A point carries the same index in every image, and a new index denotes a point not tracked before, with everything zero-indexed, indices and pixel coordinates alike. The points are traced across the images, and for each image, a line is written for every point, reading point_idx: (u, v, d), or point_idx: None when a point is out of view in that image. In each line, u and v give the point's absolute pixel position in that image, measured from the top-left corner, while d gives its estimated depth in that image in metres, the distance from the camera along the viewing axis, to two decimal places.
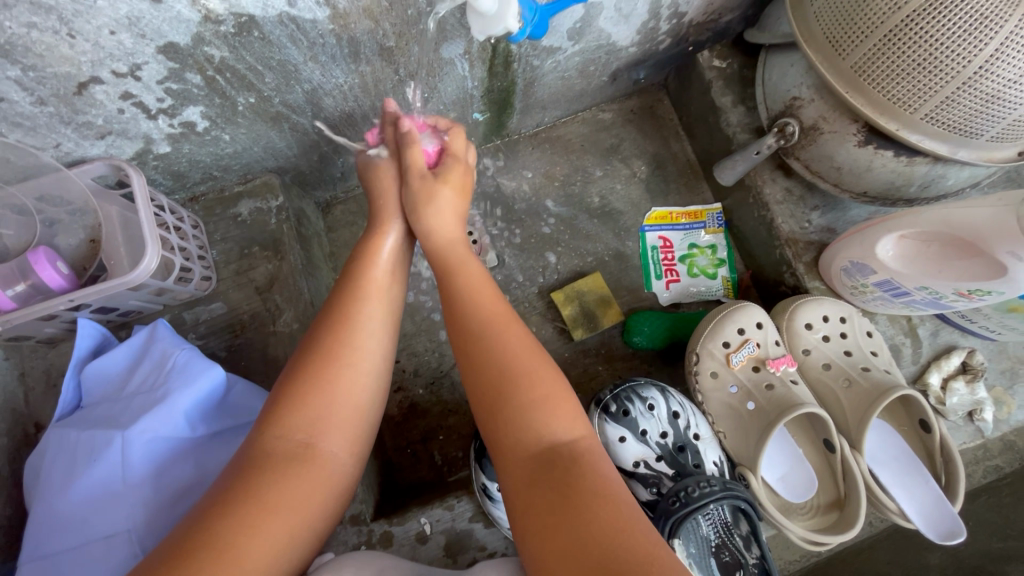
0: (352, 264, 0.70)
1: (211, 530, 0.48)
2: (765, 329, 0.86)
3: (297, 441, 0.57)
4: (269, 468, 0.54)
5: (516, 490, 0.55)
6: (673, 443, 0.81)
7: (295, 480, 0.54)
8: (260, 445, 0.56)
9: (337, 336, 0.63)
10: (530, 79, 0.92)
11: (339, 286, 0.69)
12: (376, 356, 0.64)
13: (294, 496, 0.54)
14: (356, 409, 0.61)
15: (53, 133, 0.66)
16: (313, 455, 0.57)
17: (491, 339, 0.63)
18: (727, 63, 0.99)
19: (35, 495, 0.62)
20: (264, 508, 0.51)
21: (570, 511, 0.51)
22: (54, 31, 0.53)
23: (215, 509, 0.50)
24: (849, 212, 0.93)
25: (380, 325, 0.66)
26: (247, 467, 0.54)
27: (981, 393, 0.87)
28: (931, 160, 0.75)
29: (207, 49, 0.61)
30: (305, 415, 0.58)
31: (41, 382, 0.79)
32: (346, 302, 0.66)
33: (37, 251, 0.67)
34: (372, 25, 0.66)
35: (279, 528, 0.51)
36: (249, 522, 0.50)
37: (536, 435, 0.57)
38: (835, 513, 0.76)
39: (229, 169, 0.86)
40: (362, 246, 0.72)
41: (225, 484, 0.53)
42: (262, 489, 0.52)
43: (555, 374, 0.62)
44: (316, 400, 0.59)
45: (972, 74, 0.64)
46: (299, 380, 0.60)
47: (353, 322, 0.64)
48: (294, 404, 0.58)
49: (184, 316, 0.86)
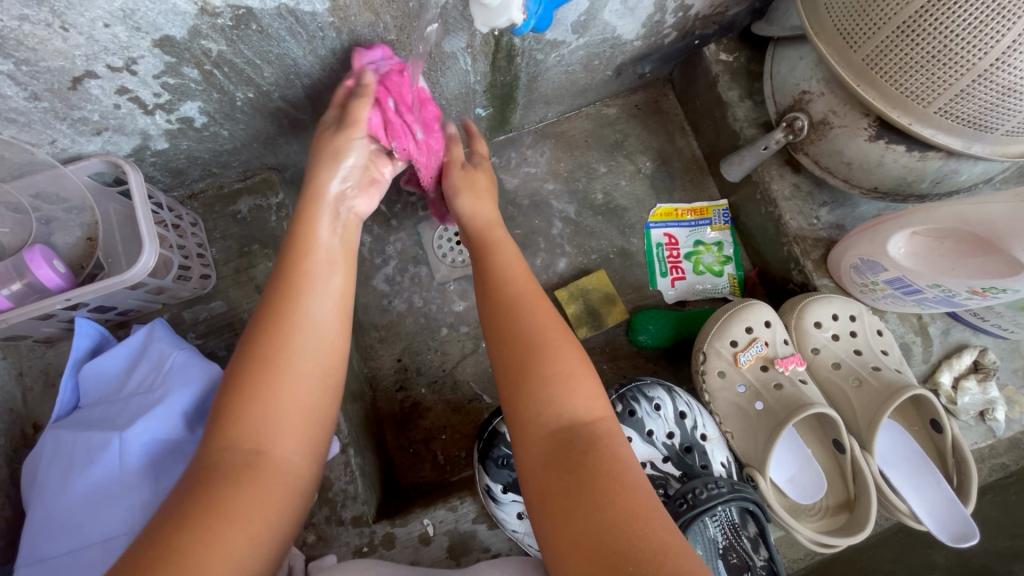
0: (283, 261, 0.66)
1: (163, 544, 0.46)
2: (773, 328, 0.84)
3: (246, 448, 0.54)
4: (217, 479, 0.51)
5: (533, 462, 0.55)
6: (680, 444, 0.81)
7: (246, 489, 0.52)
8: (205, 459, 0.53)
9: (272, 340, 0.59)
10: (533, 74, 0.90)
11: (271, 284, 0.64)
12: (318, 355, 0.61)
13: (250, 501, 0.52)
14: (304, 410, 0.59)
15: (48, 129, 0.64)
16: (264, 460, 0.54)
17: (519, 313, 0.63)
18: (734, 57, 0.97)
19: (32, 497, 0.61)
20: (221, 517, 0.49)
21: (587, 493, 0.50)
22: (47, 24, 0.52)
23: (167, 525, 0.48)
24: (859, 208, 0.91)
25: (319, 323, 0.63)
26: (195, 480, 0.51)
27: (994, 392, 0.85)
28: (944, 155, 0.74)
29: (204, 42, 0.60)
30: (249, 425, 0.55)
31: (40, 382, 0.78)
32: (276, 303, 0.62)
33: (33, 249, 0.66)
34: (372, 18, 0.65)
35: (238, 536, 0.49)
36: (207, 532, 0.48)
37: (556, 412, 0.56)
38: (845, 515, 0.75)
39: (228, 166, 0.84)
40: (292, 241, 0.67)
41: (177, 495, 0.51)
42: (216, 499, 0.50)
43: (581, 352, 0.61)
44: (256, 404, 0.56)
45: (988, 66, 0.62)
46: (241, 386, 0.56)
47: (287, 327, 0.60)
48: (235, 414, 0.55)
49: (183, 315, 0.85)
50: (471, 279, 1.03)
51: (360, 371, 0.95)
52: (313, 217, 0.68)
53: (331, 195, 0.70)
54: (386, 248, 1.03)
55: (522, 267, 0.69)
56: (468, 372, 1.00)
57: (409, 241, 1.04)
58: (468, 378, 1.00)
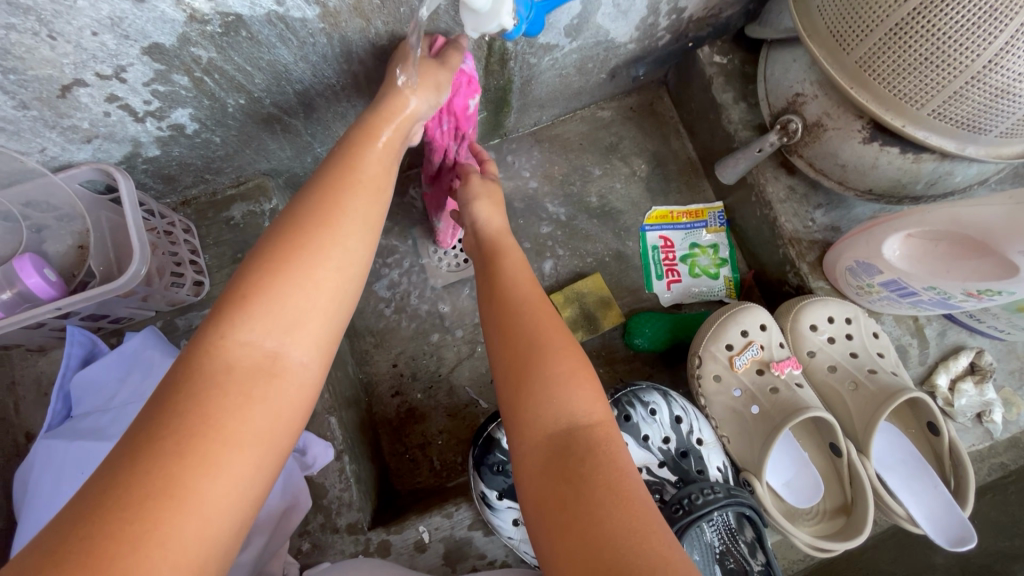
0: (337, 153, 0.58)
1: (161, 458, 0.40)
2: (769, 331, 0.84)
3: (265, 350, 0.47)
4: (229, 380, 0.44)
5: (531, 473, 0.54)
6: (676, 448, 0.80)
7: (259, 398, 0.45)
8: (220, 350, 0.46)
9: (315, 234, 0.52)
10: (527, 77, 0.90)
11: (320, 173, 0.57)
12: (360, 263, 0.54)
13: (260, 418, 0.45)
14: (332, 322, 0.51)
15: (38, 137, 0.64)
16: (281, 368, 0.47)
17: (518, 320, 0.62)
18: (728, 59, 0.97)
19: (23, 508, 0.61)
20: (224, 431, 0.42)
21: (583, 504, 0.49)
22: (34, 32, 0.52)
23: (161, 421, 0.41)
24: (854, 210, 0.91)
25: (366, 227, 0.55)
26: (202, 374, 0.44)
27: (990, 394, 0.85)
28: (938, 157, 0.73)
29: (193, 49, 0.59)
30: (273, 320, 0.48)
31: (32, 391, 0.77)
32: (331, 194, 0.54)
33: (23, 258, 0.65)
34: (363, 24, 0.64)
35: (239, 457, 0.43)
36: (208, 449, 0.41)
37: (555, 418, 0.55)
38: (841, 518, 0.74)
39: (220, 172, 0.84)
40: (351, 136, 0.60)
41: (177, 389, 0.43)
42: (224, 403, 0.43)
43: (582, 358, 0.60)
44: (285, 302, 0.48)
45: (981, 68, 0.62)
46: (264, 276, 0.49)
47: (327, 221, 0.53)
48: (254, 304, 0.47)
49: (177, 322, 0.84)
50: (467, 283, 1.02)
51: (355, 377, 0.94)
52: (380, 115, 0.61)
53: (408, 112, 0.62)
54: (381, 252, 1.02)
55: (527, 275, 0.68)
56: (463, 377, 1.00)
57: (404, 245, 1.03)
58: (464, 382, 0.99)
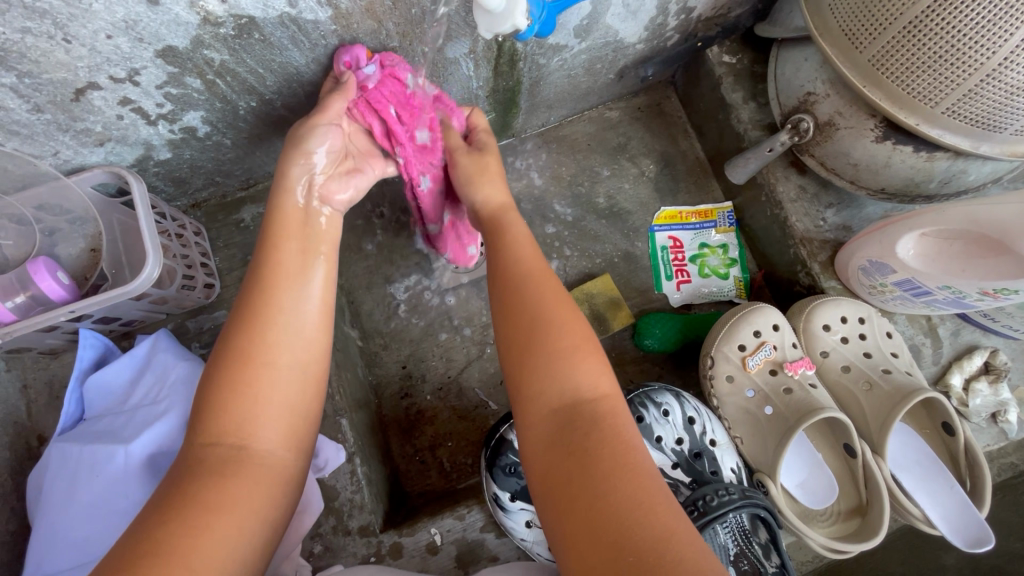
0: (258, 255, 0.62)
1: (154, 542, 0.45)
2: (782, 331, 0.84)
3: (230, 443, 0.52)
4: (201, 474, 0.50)
5: (539, 448, 0.55)
6: (689, 449, 0.80)
7: (232, 483, 0.51)
8: (190, 454, 0.52)
9: (251, 332, 0.57)
10: (536, 78, 0.90)
11: (248, 276, 0.61)
12: (299, 348, 0.59)
13: (240, 496, 0.50)
14: (288, 399, 0.57)
15: (51, 140, 0.64)
16: (249, 453, 0.53)
17: (521, 294, 0.62)
18: (737, 58, 0.97)
19: (37, 512, 0.61)
20: (211, 511, 0.48)
21: (588, 479, 0.49)
22: (49, 36, 0.52)
23: (150, 521, 0.47)
24: (866, 209, 0.91)
25: (300, 315, 0.60)
26: (179, 478, 0.50)
27: (1006, 394, 0.84)
28: (952, 155, 0.73)
29: (206, 52, 0.59)
30: (229, 418, 0.53)
31: (44, 394, 0.77)
32: (259, 294, 0.59)
33: (37, 261, 0.66)
34: (375, 25, 0.64)
35: (225, 529, 0.48)
36: (194, 526, 0.47)
37: (560, 390, 0.56)
38: (857, 520, 0.74)
39: (231, 175, 0.84)
40: (268, 228, 0.63)
41: (159, 497, 0.49)
42: (203, 493, 0.49)
43: (588, 332, 0.60)
44: (238, 396, 0.54)
45: (997, 65, 0.61)
46: (217, 383, 0.54)
47: (263, 320, 0.58)
48: (214, 407, 0.53)
49: (188, 325, 0.84)
50: (476, 285, 1.02)
51: (364, 379, 0.94)
52: (283, 201, 0.63)
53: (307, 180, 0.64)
54: (390, 254, 1.02)
55: (530, 249, 0.68)
56: (473, 378, 0.99)
57: (413, 247, 1.03)
58: (473, 384, 0.99)
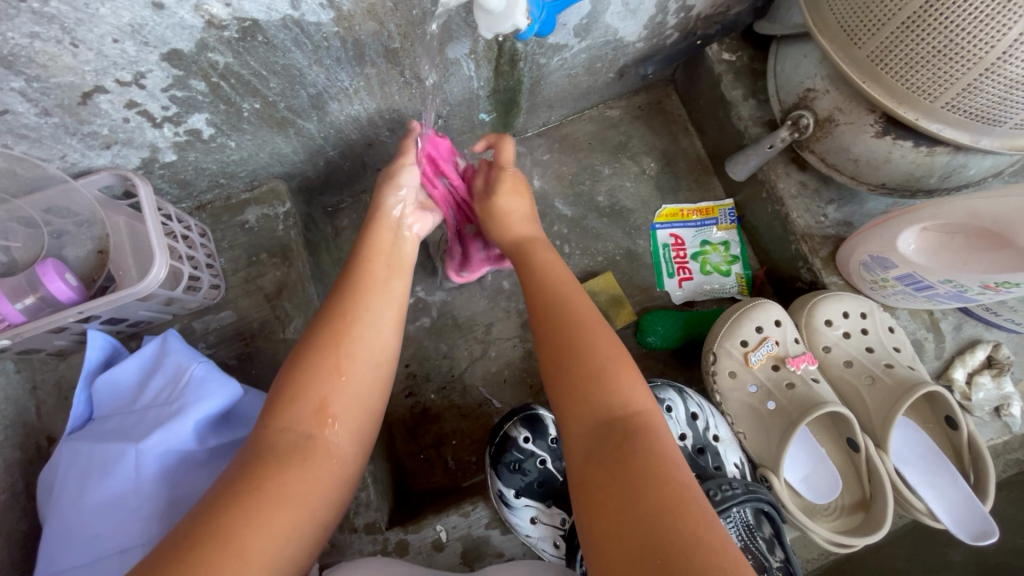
0: (348, 267, 0.71)
1: (218, 516, 0.48)
2: (783, 326, 0.84)
3: (299, 432, 0.57)
4: (273, 457, 0.54)
5: (580, 455, 0.55)
6: (692, 445, 0.80)
7: (300, 471, 0.54)
8: (265, 437, 0.56)
9: (336, 330, 0.64)
10: (537, 77, 0.90)
11: (343, 284, 0.69)
12: (373, 352, 0.65)
13: (299, 486, 0.53)
14: (357, 398, 0.62)
15: (59, 144, 0.65)
16: (316, 444, 0.57)
17: (564, 315, 0.65)
18: (737, 56, 0.97)
19: (49, 509, 0.62)
20: (271, 498, 0.51)
21: (623, 483, 0.50)
22: (57, 41, 0.53)
23: (228, 493, 0.51)
24: (867, 204, 0.91)
25: (379, 321, 0.67)
26: (251, 459, 0.54)
27: (1009, 388, 0.85)
28: (952, 150, 0.73)
29: (211, 55, 0.60)
30: (308, 410, 0.58)
31: (53, 395, 0.78)
32: (354, 299, 0.67)
33: (46, 263, 0.67)
34: (377, 27, 0.65)
35: (280, 519, 0.51)
36: (254, 510, 0.50)
37: (596, 406, 0.57)
38: (861, 514, 0.74)
39: (235, 176, 0.85)
40: (362, 247, 0.73)
41: (236, 475, 0.53)
42: (268, 476, 0.52)
43: (626, 354, 0.61)
44: (316, 388, 0.60)
45: (995, 60, 0.62)
46: (306, 375, 0.60)
47: (354, 325, 0.65)
48: (298, 397, 0.59)
49: (194, 326, 0.85)
50: (478, 285, 1.03)
51: None
52: (377, 227, 0.74)
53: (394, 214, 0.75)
54: None
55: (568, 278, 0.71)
56: (476, 377, 1.00)
57: (415, 247, 1.04)
58: (477, 382, 1.00)
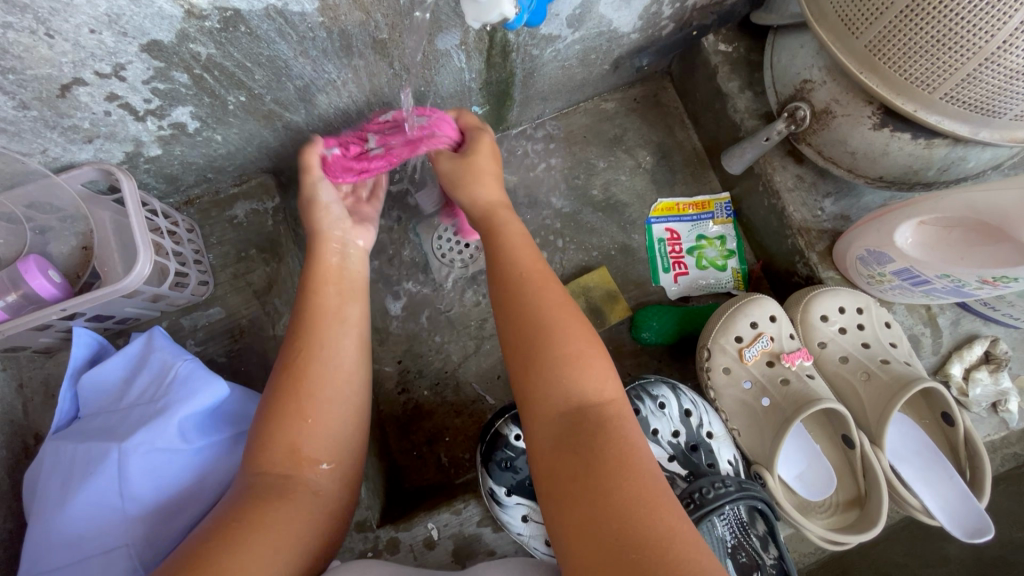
0: (298, 299, 0.69)
1: (202, 551, 0.47)
2: (778, 322, 0.83)
3: (276, 474, 0.56)
4: (251, 499, 0.53)
5: (543, 448, 0.55)
6: (686, 442, 0.79)
7: (283, 502, 0.54)
8: (242, 484, 0.55)
9: (294, 375, 0.62)
10: (529, 70, 0.89)
11: (293, 320, 0.68)
12: (343, 386, 0.64)
13: (285, 521, 0.53)
14: (332, 431, 0.62)
15: (39, 138, 0.64)
16: (294, 483, 0.57)
17: (523, 289, 0.64)
18: (733, 47, 0.96)
19: (32, 509, 0.60)
20: (256, 531, 0.51)
21: (593, 476, 0.50)
22: (31, 31, 0.51)
23: (209, 534, 0.50)
24: (864, 198, 0.90)
25: (343, 355, 0.66)
26: (233, 503, 0.53)
27: (1006, 383, 0.83)
28: (951, 142, 0.72)
29: (192, 46, 0.59)
30: (281, 446, 0.58)
31: (40, 393, 0.77)
32: (308, 334, 0.66)
33: (28, 259, 0.65)
34: (363, 17, 0.64)
35: (266, 546, 0.50)
36: (242, 540, 0.49)
37: (565, 395, 0.56)
38: (855, 512, 0.73)
39: (223, 171, 0.83)
40: (308, 279, 0.71)
41: (217, 517, 0.52)
42: (250, 514, 0.52)
43: (594, 338, 0.60)
44: (285, 431, 0.59)
45: (995, 50, 0.60)
46: (273, 415, 0.59)
47: (314, 359, 0.64)
48: (268, 437, 0.58)
49: (183, 322, 0.84)
50: (471, 280, 1.02)
51: None
52: (320, 258, 0.72)
53: (337, 235, 0.75)
54: (385, 249, 1.02)
55: (530, 253, 0.68)
56: (470, 373, 0.99)
57: (408, 242, 1.03)
58: (471, 378, 0.99)
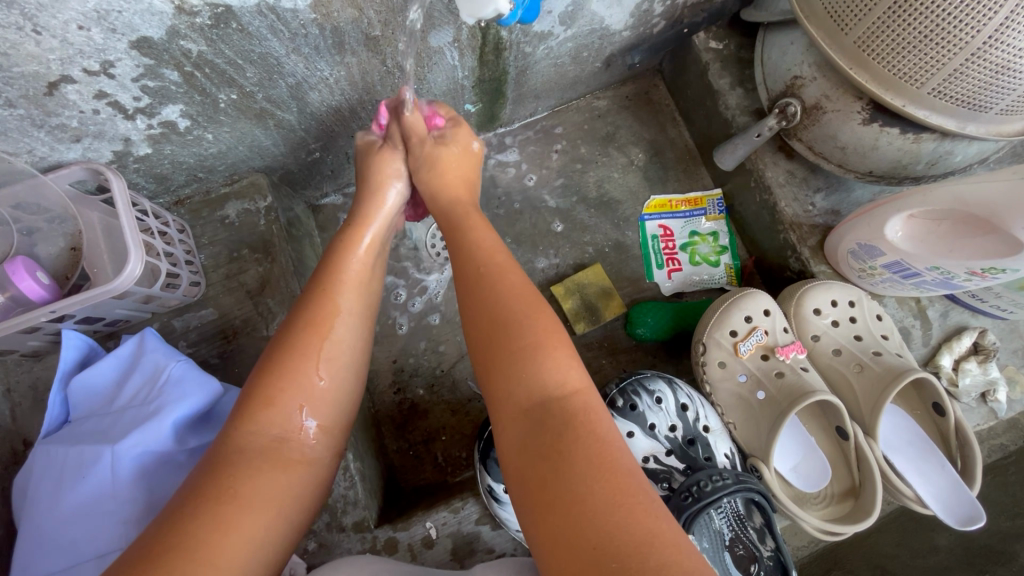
0: (319, 267, 0.69)
1: (181, 526, 0.47)
2: (772, 316, 0.84)
3: (271, 436, 0.56)
4: (244, 463, 0.53)
5: (518, 449, 0.54)
6: (683, 436, 0.80)
7: (268, 473, 0.53)
8: (232, 441, 0.54)
9: (308, 335, 0.61)
10: (522, 67, 0.89)
11: (313, 280, 0.67)
12: (348, 349, 0.64)
13: (268, 492, 0.52)
14: (330, 398, 0.61)
15: (26, 137, 0.63)
16: (287, 448, 0.56)
17: (490, 282, 0.63)
18: (724, 44, 0.96)
19: (24, 514, 0.60)
20: (236, 502, 0.50)
21: (575, 477, 0.49)
22: (18, 27, 0.51)
23: (188, 503, 0.49)
24: (854, 193, 0.91)
25: (353, 322, 0.65)
26: (222, 461, 0.52)
27: (995, 373, 0.85)
28: (939, 136, 0.73)
29: (183, 43, 0.58)
30: (279, 409, 0.57)
31: (28, 398, 0.76)
32: (324, 293, 0.65)
33: (15, 261, 0.64)
34: (356, 14, 0.63)
35: (251, 523, 0.50)
36: (221, 516, 0.48)
37: (544, 395, 0.55)
38: (850, 502, 0.74)
39: (214, 170, 0.82)
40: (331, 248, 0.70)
41: (195, 482, 0.51)
42: (237, 488, 0.51)
43: (563, 335, 0.59)
44: (290, 391, 0.58)
45: (981, 44, 0.61)
46: (273, 372, 0.59)
47: (325, 318, 0.63)
48: (262, 401, 0.57)
49: (174, 324, 0.83)
50: None
51: None
52: (362, 227, 0.72)
53: (381, 213, 0.75)
54: None
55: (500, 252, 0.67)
56: (466, 371, 0.99)
57: (402, 240, 1.02)
58: (466, 376, 0.99)
